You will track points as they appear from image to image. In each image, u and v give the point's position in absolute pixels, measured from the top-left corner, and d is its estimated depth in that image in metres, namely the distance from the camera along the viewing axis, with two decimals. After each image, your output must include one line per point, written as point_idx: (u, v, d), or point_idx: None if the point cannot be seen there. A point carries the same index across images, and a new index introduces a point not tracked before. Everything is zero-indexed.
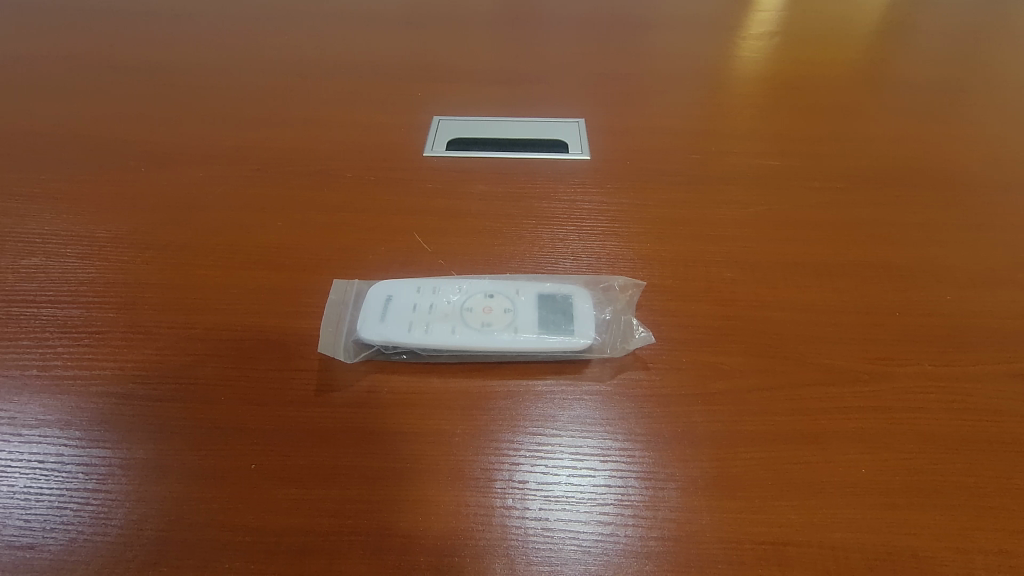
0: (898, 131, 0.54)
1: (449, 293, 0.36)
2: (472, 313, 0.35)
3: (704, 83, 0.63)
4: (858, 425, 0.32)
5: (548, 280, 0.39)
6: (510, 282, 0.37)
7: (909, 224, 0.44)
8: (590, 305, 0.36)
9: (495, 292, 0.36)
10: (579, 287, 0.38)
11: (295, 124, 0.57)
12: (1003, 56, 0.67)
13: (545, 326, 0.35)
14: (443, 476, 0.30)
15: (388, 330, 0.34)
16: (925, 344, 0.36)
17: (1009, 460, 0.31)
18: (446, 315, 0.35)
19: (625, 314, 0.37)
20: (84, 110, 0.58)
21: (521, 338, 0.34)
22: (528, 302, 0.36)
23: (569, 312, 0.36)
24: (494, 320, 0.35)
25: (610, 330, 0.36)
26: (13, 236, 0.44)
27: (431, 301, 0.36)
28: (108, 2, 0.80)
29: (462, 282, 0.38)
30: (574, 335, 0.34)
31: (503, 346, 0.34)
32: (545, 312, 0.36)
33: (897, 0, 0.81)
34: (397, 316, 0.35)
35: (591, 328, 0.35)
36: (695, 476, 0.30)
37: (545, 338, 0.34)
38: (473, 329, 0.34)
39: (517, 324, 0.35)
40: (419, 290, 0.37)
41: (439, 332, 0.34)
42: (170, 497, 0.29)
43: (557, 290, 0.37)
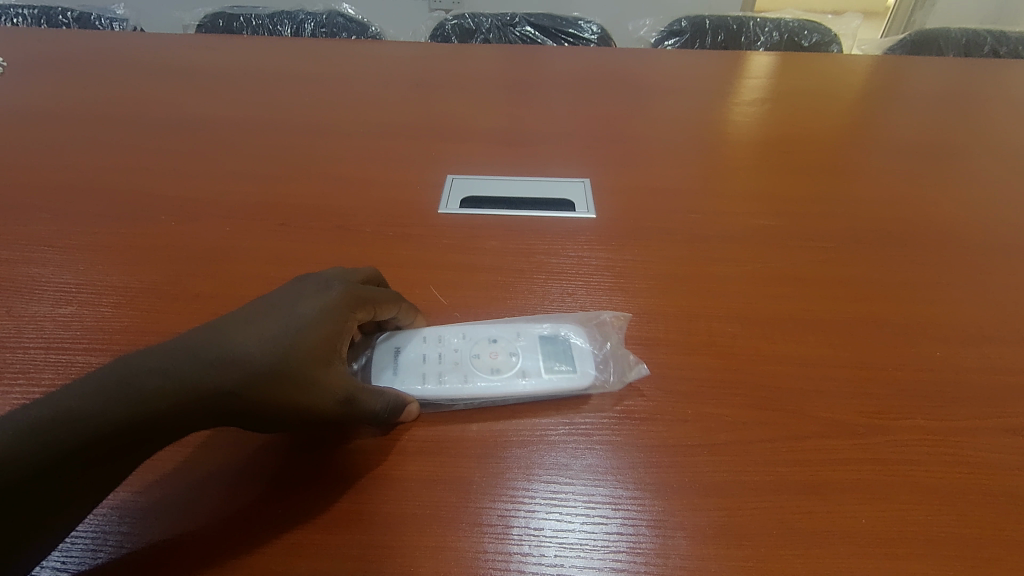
0: (885, 195, 0.58)
1: (451, 342, 0.38)
2: (480, 359, 0.37)
3: (700, 146, 0.67)
4: (857, 476, 0.33)
5: (543, 321, 0.42)
6: (509, 326, 0.40)
7: (898, 283, 0.47)
8: (587, 344, 0.39)
9: (496, 338, 0.39)
10: (574, 326, 0.41)
11: (316, 181, 0.60)
12: (981, 123, 0.72)
13: (550, 368, 0.37)
14: (460, 523, 0.31)
15: (402, 383, 0.36)
16: (917, 399, 0.38)
17: (1002, 512, 0.32)
18: (454, 365, 0.37)
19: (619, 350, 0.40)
20: (114, 164, 0.62)
21: (530, 381, 0.36)
22: (531, 346, 0.38)
23: (571, 350, 0.38)
24: (502, 365, 0.37)
25: (610, 364, 0.39)
26: (48, 285, 0.46)
27: (438, 349, 0.38)
28: (138, 61, 0.85)
29: (464, 328, 0.40)
30: (581, 371, 0.37)
31: (517, 391, 0.36)
32: (548, 354, 0.38)
33: (881, 68, 0.87)
34: (409, 366, 0.37)
35: (592, 364, 0.38)
36: (703, 524, 0.32)
37: (551, 379, 0.37)
38: (484, 376, 0.36)
39: (527, 367, 0.37)
40: (425, 339, 0.39)
41: (454, 384, 0.36)
42: (194, 541, 0.31)
43: (555, 332, 0.40)
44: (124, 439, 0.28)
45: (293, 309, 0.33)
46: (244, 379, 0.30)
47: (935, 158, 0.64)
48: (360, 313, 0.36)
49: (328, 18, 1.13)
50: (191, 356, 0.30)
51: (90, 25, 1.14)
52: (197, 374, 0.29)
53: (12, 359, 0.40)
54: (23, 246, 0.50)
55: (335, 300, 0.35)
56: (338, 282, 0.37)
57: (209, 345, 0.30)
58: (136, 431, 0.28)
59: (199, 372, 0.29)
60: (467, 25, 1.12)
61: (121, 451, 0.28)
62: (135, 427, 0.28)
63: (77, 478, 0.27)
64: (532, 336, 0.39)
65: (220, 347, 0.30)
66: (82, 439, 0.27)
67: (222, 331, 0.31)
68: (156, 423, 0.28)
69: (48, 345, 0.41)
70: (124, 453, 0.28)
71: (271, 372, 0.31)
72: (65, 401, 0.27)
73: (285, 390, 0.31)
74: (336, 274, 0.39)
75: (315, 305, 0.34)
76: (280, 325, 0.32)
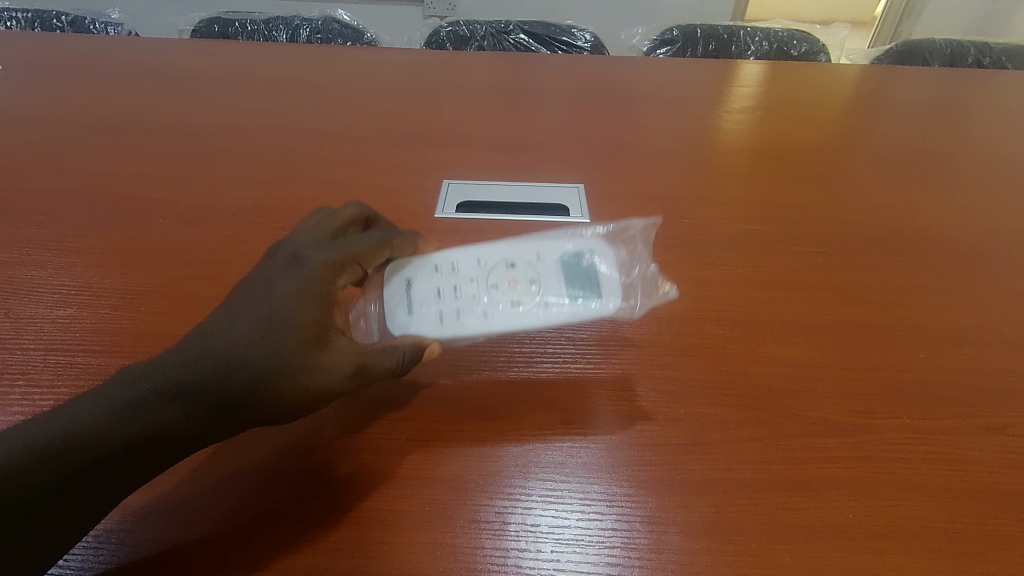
0: (874, 202, 0.59)
1: (468, 272, 0.38)
2: (499, 292, 0.37)
3: (692, 152, 0.68)
4: (844, 473, 0.35)
5: (563, 235, 0.40)
6: (528, 248, 0.39)
7: (885, 286, 0.48)
8: (611, 263, 0.38)
9: (515, 263, 0.38)
10: (598, 240, 0.39)
11: (315, 186, 0.61)
12: (967, 131, 0.74)
13: (575, 296, 0.36)
14: (463, 519, 0.33)
15: (417, 324, 0.36)
16: (905, 399, 0.39)
17: (985, 507, 0.34)
18: (473, 298, 0.37)
19: (649, 264, 0.40)
20: (112, 167, 0.62)
21: (554, 314, 0.36)
22: (553, 271, 0.37)
23: (596, 272, 0.37)
24: (522, 297, 0.36)
25: (636, 292, 0.38)
26: (50, 288, 0.47)
27: (453, 283, 0.37)
28: (133, 65, 0.85)
29: (479, 254, 0.39)
30: (606, 298, 0.36)
31: (539, 323, 0.36)
32: (571, 280, 0.37)
33: (868, 77, 0.89)
34: (422, 306, 0.37)
35: (619, 290, 0.37)
36: (695, 520, 0.33)
37: (576, 308, 0.36)
38: (504, 311, 0.36)
39: (549, 295, 0.36)
40: (437, 272, 0.38)
41: (473, 318, 0.36)
42: (211, 539, 0.32)
43: (578, 251, 0.38)
44: (138, 450, 0.30)
45: (271, 297, 0.33)
46: (243, 379, 0.31)
47: (922, 165, 0.66)
48: (342, 279, 0.35)
49: (324, 23, 1.14)
50: (191, 365, 0.32)
51: (84, 28, 1.14)
52: (195, 383, 0.31)
53: (15, 362, 0.40)
54: (23, 249, 0.51)
55: (313, 271, 0.34)
56: (310, 249, 0.35)
57: (201, 353, 0.32)
58: (147, 443, 0.30)
59: (199, 380, 0.31)
60: (462, 32, 1.13)
61: (135, 459, 0.30)
62: (143, 439, 0.30)
63: (99, 490, 0.29)
64: (552, 257, 0.38)
65: (210, 354, 0.32)
66: (94, 455, 0.29)
67: (210, 337, 0.33)
68: (164, 430, 0.31)
69: (53, 348, 0.42)
70: (139, 462, 0.31)
71: (264, 368, 0.32)
72: (72, 423, 0.29)
73: (281, 382, 0.32)
74: (310, 238, 0.37)
75: (294, 284, 0.33)
76: (263, 317, 0.33)
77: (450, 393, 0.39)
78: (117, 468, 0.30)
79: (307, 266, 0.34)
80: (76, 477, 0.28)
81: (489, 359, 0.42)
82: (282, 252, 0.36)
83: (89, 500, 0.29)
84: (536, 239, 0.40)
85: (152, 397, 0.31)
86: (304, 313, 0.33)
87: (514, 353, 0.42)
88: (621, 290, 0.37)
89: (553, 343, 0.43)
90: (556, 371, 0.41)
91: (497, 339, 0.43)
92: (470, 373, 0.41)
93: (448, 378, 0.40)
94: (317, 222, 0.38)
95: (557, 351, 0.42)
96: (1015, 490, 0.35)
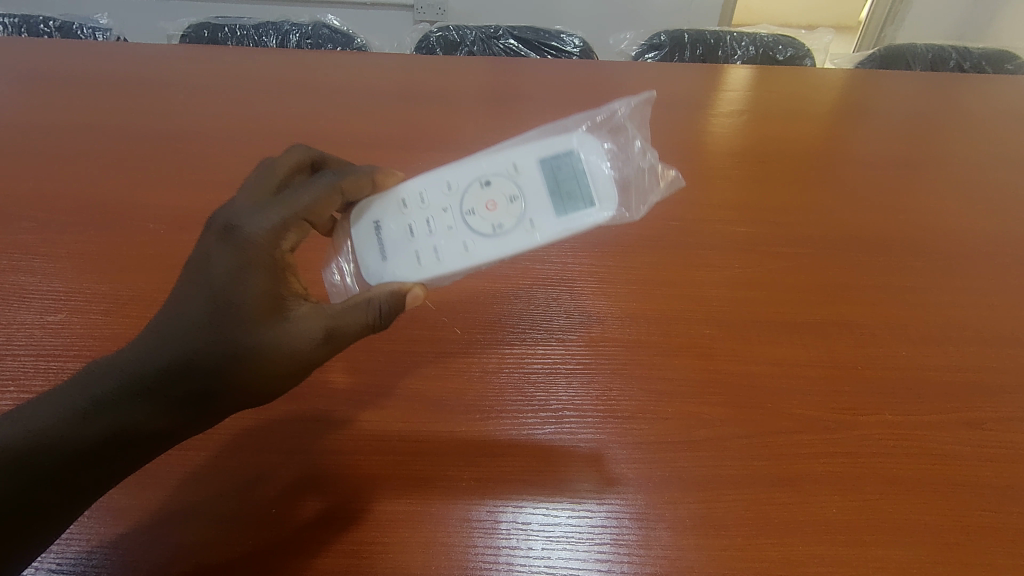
0: (858, 203, 0.60)
1: (443, 205, 0.40)
2: (480, 220, 0.39)
3: (680, 154, 0.69)
4: (827, 469, 0.36)
5: (537, 144, 0.41)
6: (493, 164, 0.41)
7: (868, 286, 0.49)
8: (590, 170, 0.39)
9: (483, 184, 0.40)
10: (572, 141, 0.40)
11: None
12: (947, 134, 0.75)
13: (558, 213, 0.39)
14: (457, 518, 0.34)
15: (397, 268, 0.39)
16: (885, 396, 0.40)
17: (962, 500, 0.35)
18: (450, 229, 0.39)
19: (649, 152, 0.43)
20: (101, 173, 0.62)
21: (538, 235, 0.38)
22: (523, 188, 0.39)
23: (576, 176, 0.39)
24: (504, 221, 0.39)
25: (631, 193, 0.41)
26: (41, 295, 0.47)
27: (429, 220, 0.40)
28: (121, 69, 0.85)
29: (453, 183, 0.40)
30: (597, 204, 0.39)
31: (522, 243, 0.38)
32: (552, 197, 0.39)
33: (854, 76, 0.89)
34: (399, 248, 0.39)
35: (610, 195, 0.39)
36: (683, 516, 0.34)
37: (562, 225, 0.38)
38: (488, 238, 0.38)
39: (525, 214, 0.39)
40: (411, 212, 0.40)
41: (454, 253, 0.38)
42: (209, 542, 0.33)
43: (553, 164, 0.40)
44: (107, 452, 0.31)
45: (213, 278, 0.34)
46: (202, 364, 0.32)
47: (904, 166, 0.67)
48: (285, 240, 0.35)
49: (314, 29, 1.14)
50: (147, 360, 0.32)
51: (72, 34, 1.14)
52: (150, 375, 0.32)
53: (16, 372, 0.41)
54: (14, 255, 0.51)
55: (253, 238, 0.34)
56: (248, 213, 0.35)
57: (154, 349, 0.33)
58: (112, 441, 0.31)
59: (156, 372, 0.32)
60: (452, 38, 1.13)
61: (105, 457, 0.31)
62: (109, 441, 0.31)
63: (75, 491, 0.30)
64: (528, 174, 0.40)
65: (162, 347, 0.33)
66: (64, 460, 0.30)
67: (161, 331, 0.33)
68: (130, 426, 0.31)
69: (52, 358, 0.42)
70: (111, 461, 0.31)
71: (219, 353, 0.33)
72: (37, 431, 0.30)
73: (241, 362, 0.33)
74: (247, 200, 0.37)
75: (236, 260, 0.34)
76: (208, 302, 0.33)
77: (442, 393, 0.40)
78: (89, 472, 0.30)
79: (245, 235, 0.34)
80: (48, 482, 0.29)
81: (480, 360, 0.42)
82: (217, 224, 0.36)
83: (68, 503, 0.30)
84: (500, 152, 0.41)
85: (113, 399, 0.31)
86: (253, 290, 0.33)
87: (505, 355, 0.43)
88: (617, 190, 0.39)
89: (542, 344, 0.43)
90: (545, 372, 0.41)
91: (488, 341, 0.43)
92: (462, 374, 0.41)
93: (440, 379, 0.41)
94: (254, 181, 0.38)
95: (546, 353, 0.43)
96: (991, 483, 0.36)
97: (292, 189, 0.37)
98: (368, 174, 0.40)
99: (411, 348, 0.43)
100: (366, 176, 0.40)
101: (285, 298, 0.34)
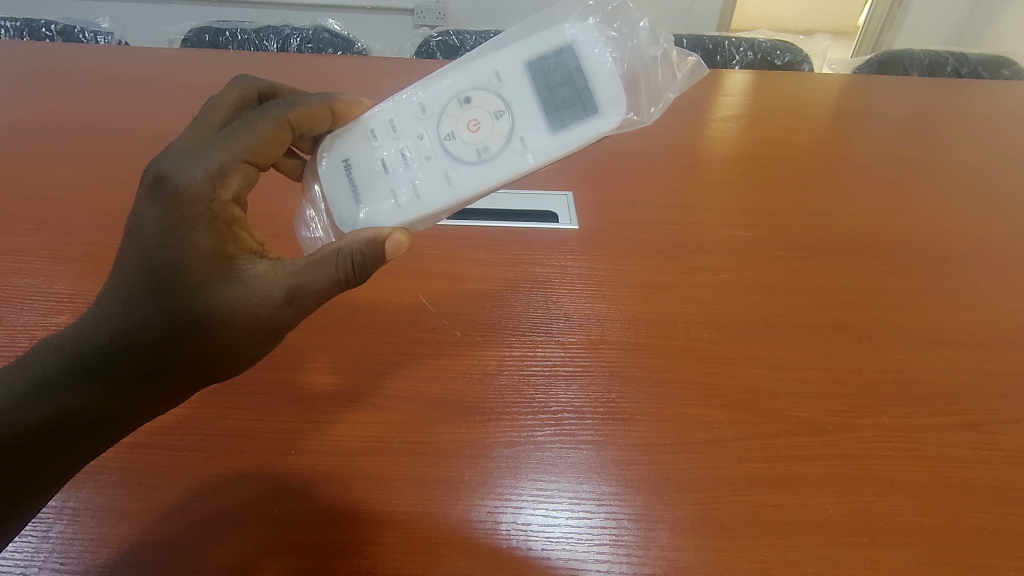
0: (855, 207, 0.60)
1: (422, 133, 0.40)
2: (465, 147, 0.39)
3: (680, 156, 0.68)
4: (824, 470, 0.36)
5: (518, 47, 0.39)
6: (469, 83, 0.40)
7: (865, 290, 0.49)
8: (584, 75, 0.38)
9: (462, 108, 0.39)
10: (559, 40, 0.39)
11: (291, 184, 0.58)
12: (945, 138, 0.76)
13: (553, 130, 0.38)
14: (456, 519, 0.34)
15: (375, 208, 0.39)
16: (881, 399, 0.41)
17: (958, 503, 0.35)
18: (433, 164, 0.39)
19: (660, 37, 0.40)
20: (102, 176, 0.62)
21: (531, 155, 0.38)
22: (505, 106, 0.39)
23: (567, 83, 0.38)
24: (491, 145, 0.38)
25: (641, 89, 0.39)
26: (43, 296, 0.47)
27: (407, 152, 0.40)
28: (123, 73, 0.85)
29: (430, 107, 0.40)
30: (601, 112, 0.38)
31: (515, 164, 0.38)
32: (545, 112, 0.39)
33: (852, 82, 0.90)
34: (375, 186, 0.40)
35: (616, 100, 0.38)
36: (681, 517, 0.34)
37: (557, 143, 0.38)
38: (476, 164, 0.38)
39: (514, 135, 0.38)
40: (385, 147, 0.40)
41: (439, 190, 0.39)
42: (208, 542, 0.33)
43: (539, 73, 0.39)
44: (58, 433, 0.31)
45: (150, 241, 0.33)
46: (153, 335, 0.33)
47: (900, 170, 0.68)
48: (226, 187, 0.34)
49: (315, 33, 1.14)
50: (97, 337, 0.33)
51: (75, 39, 1.14)
52: (100, 352, 0.32)
53: None
54: (16, 257, 0.51)
55: (188, 190, 0.33)
56: (182, 160, 0.33)
57: (99, 325, 0.33)
58: (67, 422, 0.31)
59: (107, 348, 0.32)
60: (451, 42, 1.14)
61: (66, 439, 0.31)
62: (59, 422, 0.31)
63: (43, 475, 0.31)
64: (510, 90, 0.39)
65: (112, 321, 0.33)
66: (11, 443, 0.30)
67: (106, 305, 0.33)
68: (87, 406, 0.32)
69: None
70: (75, 445, 0.32)
71: (168, 322, 0.32)
72: None
73: (196, 330, 0.33)
74: (186, 144, 0.35)
75: (174, 217, 0.32)
76: (149, 268, 0.33)
77: (442, 395, 0.40)
78: (50, 454, 0.31)
79: (178, 186, 0.33)
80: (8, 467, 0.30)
81: (479, 361, 0.43)
82: (148, 174, 0.34)
83: (37, 490, 0.31)
84: (474, 65, 0.40)
85: (62, 379, 0.32)
86: (198, 251, 0.33)
87: (505, 357, 0.43)
88: (625, 90, 0.38)
89: (542, 347, 0.44)
90: (544, 374, 0.42)
91: (488, 343, 0.44)
92: (462, 376, 0.42)
93: (440, 381, 0.41)
94: (196, 124, 0.37)
95: (546, 356, 0.43)
96: (985, 485, 0.36)
97: (234, 127, 0.35)
98: (323, 104, 0.40)
99: (412, 350, 0.43)
100: (321, 106, 0.40)
101: (237, 258, 0.34)
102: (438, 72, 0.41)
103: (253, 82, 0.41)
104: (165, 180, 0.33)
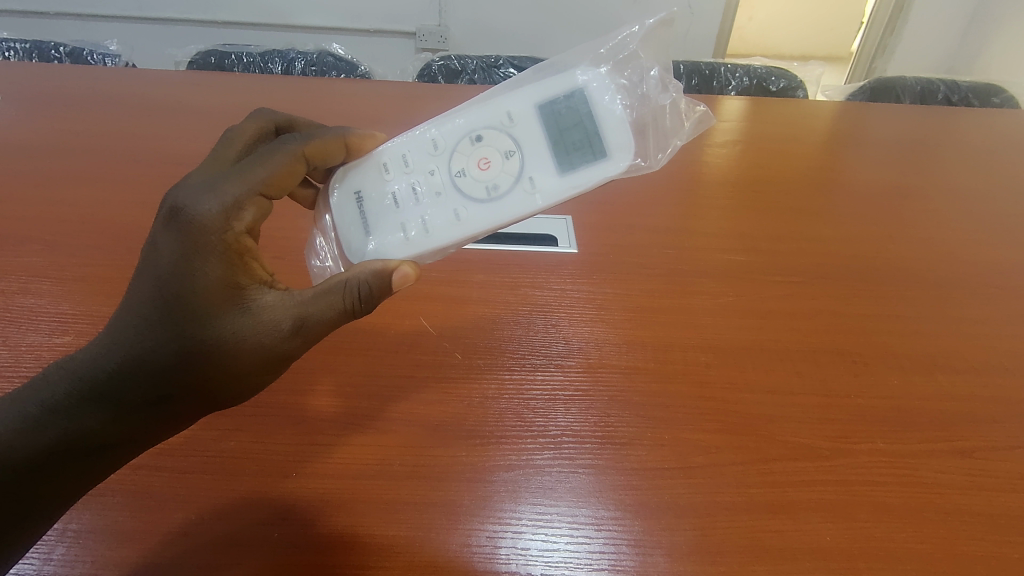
0: (849, 232, 0.62)
1: (434, 169, 0.41)
2: (476, 184, 0.40)
3: (677, 181, 0.70)
4: (820, 496, 0.37)
5: (531, 90, 0.41)
6: (481, 122, 0.41)
7: (859, 315, 0.50)
8: (595, 119, 0.39)
9: (473, 146, 0.41)
10: (571, 86, 0.40)
11: (296, 207, 0.59)
12: (938, 166, 0.77)
13: (562, 171, 0.39)
14: (456, 544, 0.34)
15: (384, 241, 0.40)
16: (875, 425, 0.41)
17: (952, 529, 0.36)
18: (443, 200, 0.40)
19: (669, 87, 0.41)
20: (108, 197, 0.63)
21: (539, 195, 0.39)
22: (516, 146, 0.40)
23: (577, 127, 0.40)
24: (501, 184, 0.40)
25: (649, 136, 0.41)
26: (48, 317, 0.48)
27: (419, 187, 0.41)
28: (130, 94, 0.87)
29: (443, 144, 0.42)
30: (609, 156, 0.39)
31: (524, 203, 0.39)
32: (555, 154, 0.40)
33: (847, 108, 0.92)
34: (386, 219, 0.41)
35: (625, 146, 0.39)
36: (679, 542, 0.35)
37: (565, 184, 0.39)
38: (486, 202, 0.39)
39: (524, 175, 0.39)
40: (397, 181, 0.42)
41: (448, 225, 0.40)
42: (210, 565, 0.33)
43: (551, 116, 0.40)
44: (64, 458, 0.31)
45: (162, 269, 0.33)
46: (161, 362, 0.33)
47: (893, 197, 0.69)
48: (240, 219, 0.34)
49: (319, 57, 1.17)
50: (105, 363, 0.33)
51: (83, 60, 1.16)
52: (107, 378, 0.33)
53: None
54: (22, 278, 0.52)
55: (202, 221, 0.33)
56: (197, 191, 0.34)
57: (108, 350, 0.33)
58: (73, 447, 0.32)
59: (115, 375, 0.33)
60: (453, 67, 1.16)
61: (71, 464, 0.32)
62: (65, 448, 0.32)
63: (47, 499, 0.31)
64: (522, 130, 0.40)
65: (121, 347, 0.33)
66: (17, 466, 0.30)
67: (116, 331, 0.34)
68: (94, 431, 0.32)
69: None
70: (81, 469, 0.32)
71: (176, 350, 0.33)
72: None
73: (205, 358, 0.34)
74: (202, 175, 0.36)
75: (187, 248, 0.33)
76: (160, 296, 0.33)
77: (444, 418, 0.41)
78: (55, 479, 0.31)
79: (192, 218, 0.33)
80: (14, 491, 0.30)
81: (481, 385, 0.43)
82: (164, 204, 0.35)
83: (41, 514, 0.31)
84: (487, 105, 0.41)
85: (69, 403, 0.32)
86: (208, 281, 0.33)
87: (505, 381, 0.43)
88: (634, 135, 0.39)
89: (542, 370, 0.44)
90: (544, 398, 0.42)
91: (488, 366, 0.44)
92: (463, 400, 0.42)
93: (441, 404, 0.42)
94: (215, 156, 0.38)
95: (546, 379, 0.44)
96: (981, 511, 0.37)
97: (250, 160, 0.36)
98: (337, 138, 0.41)
99: (413, 373, 0.44)
100: (336, 139, 0.41)
101: (246, 288, 0.35)
102: (453, 111, 0.43)
103: (271, 115, 0.43)
104: (179, 210, 0.34)
